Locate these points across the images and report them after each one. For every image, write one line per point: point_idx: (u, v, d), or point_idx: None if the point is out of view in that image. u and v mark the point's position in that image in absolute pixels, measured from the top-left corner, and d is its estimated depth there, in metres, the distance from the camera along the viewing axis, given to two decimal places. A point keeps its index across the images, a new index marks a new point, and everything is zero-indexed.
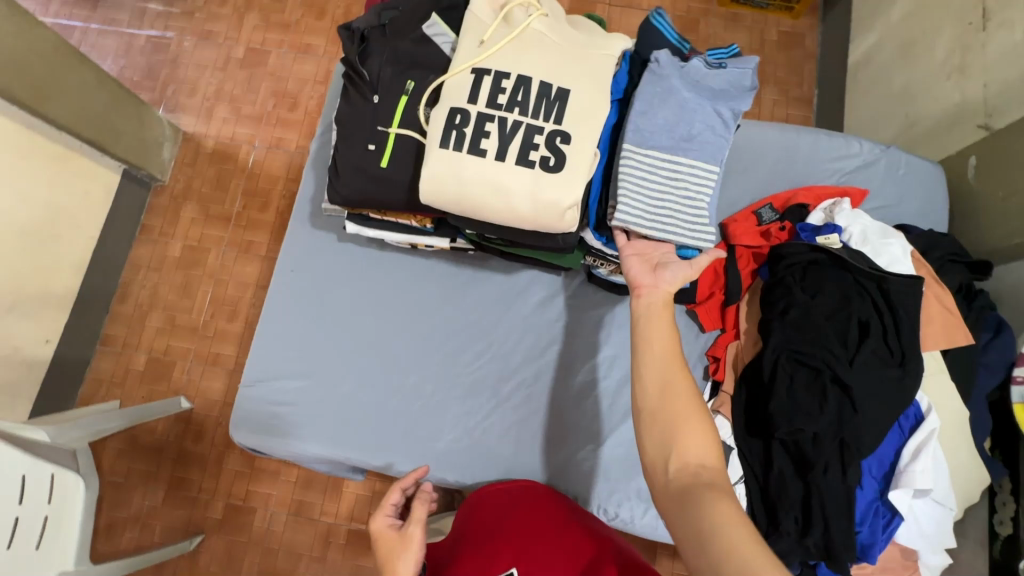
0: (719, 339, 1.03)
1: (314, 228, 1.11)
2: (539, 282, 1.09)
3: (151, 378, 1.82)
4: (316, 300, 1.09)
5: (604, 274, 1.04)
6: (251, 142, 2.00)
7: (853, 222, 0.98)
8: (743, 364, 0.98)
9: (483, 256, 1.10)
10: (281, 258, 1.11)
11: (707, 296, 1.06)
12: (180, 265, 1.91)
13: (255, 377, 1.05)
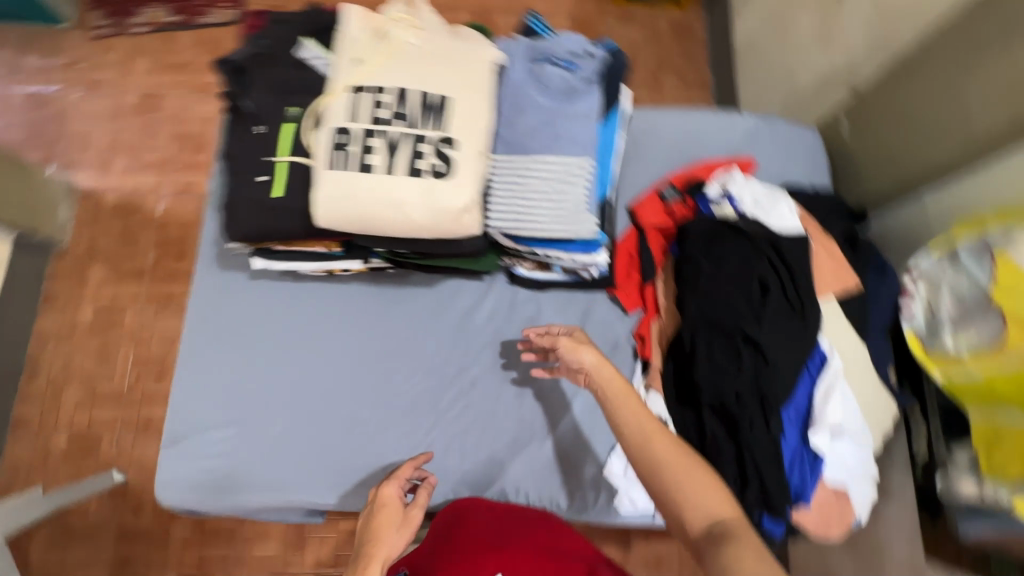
0: (642, 319, 1.07)
1: (222, 269, 1.06)
2: (463, 290, 1.09)
3: (76, 456, 1.69)
4: (233, 344, 1.04)
5: (525, 272, 1.06)
6: (157, 190, 1.91)
7: (744, 190, 1.05)
8: (666, 338, 1.03)
9: (404, 272, 1.09)
10: (191, 304, 1.05)
11: (626, 279, 1.10)
12: (95, 330, 1.78)
13: (177, 434, 0.99)
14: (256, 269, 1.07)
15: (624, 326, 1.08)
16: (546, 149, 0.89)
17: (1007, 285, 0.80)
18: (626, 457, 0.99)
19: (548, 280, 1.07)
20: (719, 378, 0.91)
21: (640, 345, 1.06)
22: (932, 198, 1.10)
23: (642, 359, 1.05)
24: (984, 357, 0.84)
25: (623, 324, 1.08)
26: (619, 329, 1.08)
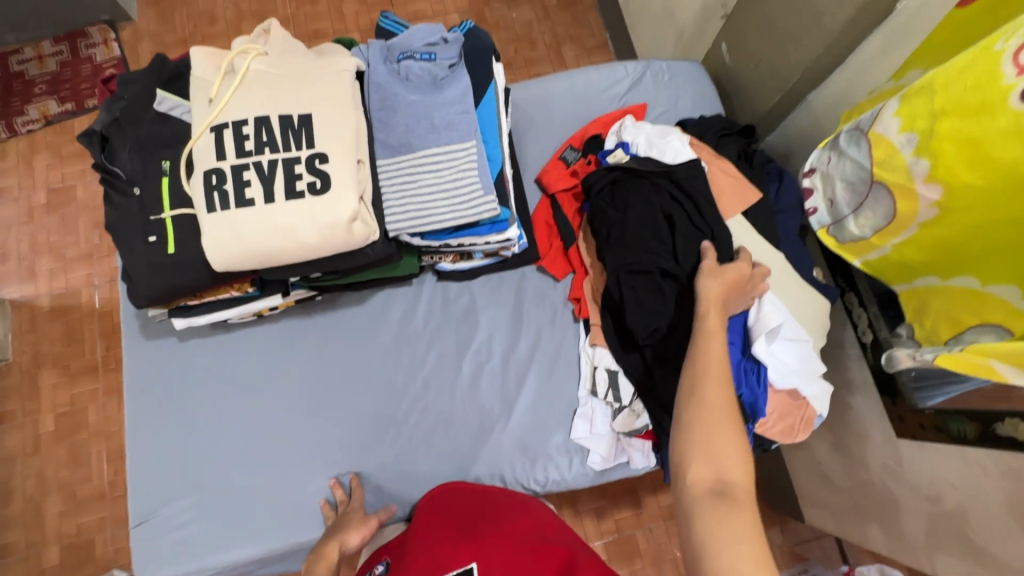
0: (574, 282, 1.08)
1: (150, 338, 1.05)
2: (396, 298, 1.10)
3: (73, 566, 1.66)
4: (182, 410, 1.03)
5: (449, 265, 1.06)
6: (90, 282, 1.86)
7: (637, 134, 1.07)
8: (599, 294, 1.04)
9: (333, 296, 1.09)
10: (128, 382, 1.04)
11: (550, 248, 1.11)
12: (60, 437, 1.75)
13: (143, 513, 0.98)
14: (184, 331, 1.06)
15: (558, 293, 1.10)
16: (427, 142, 0.90)
17: (885, 162, 0.83)
18: (587, 416, 1.02)
19: (473, 267, 1.08)
20: (649, 319, 0.93)
21: (578, 307, 1.07)
22: (815, 97, 1.16)
23: (582, 320, 1.07)
24: (887, 233, 0.89)
25: (557, 291, 1.10)
26: (555, 297, 1.10)
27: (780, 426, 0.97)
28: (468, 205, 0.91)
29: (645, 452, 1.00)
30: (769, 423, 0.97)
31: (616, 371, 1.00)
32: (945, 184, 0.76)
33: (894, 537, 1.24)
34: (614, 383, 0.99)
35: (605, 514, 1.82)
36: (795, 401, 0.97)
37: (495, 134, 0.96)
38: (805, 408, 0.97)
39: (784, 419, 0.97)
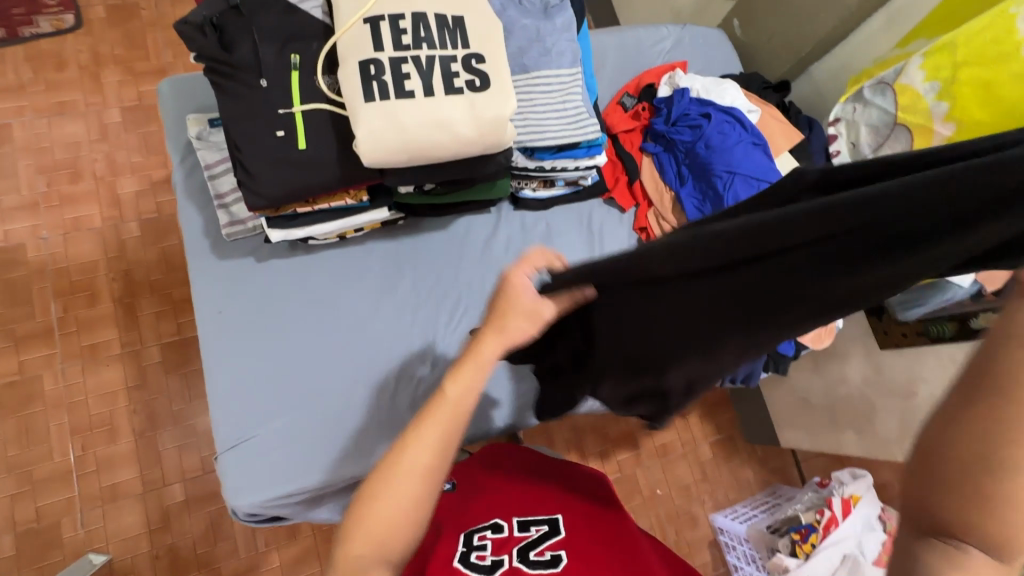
0: (639, 213, 1.19)
1: (223, 260, 1.00)
2: (477, 224, 1.14)
3: (34, 554, 1.52)
4: (264, 331, 0.99)
5: (532, 193, 1.13)
6: (36, 235, 1.72)
7: (693, 81, 1.20)
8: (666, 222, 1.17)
9: (416, 219, 1.11)
10: (200, 303, 0.98)
11: (615, 182, 1.21)
12: (8, 410, 1.59)
13: (231, 440, 0.93)
14: (262, 253, 1.02)
15: (624, 224, 1.20)
16: (542, 64, 0.96)
17: (909, 106, 1.04)
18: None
19: (551, 196, 1.15)
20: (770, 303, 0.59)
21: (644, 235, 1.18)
22: (818, 68, 1.38)
23: None
24: None
25: (623, 223, 1.20)
26: (621, 227, 1.19)
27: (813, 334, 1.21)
28: (580, 126, 0.98)
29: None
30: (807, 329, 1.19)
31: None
32: (959, 121, 0.97)
33: (869, 438, 1.50)
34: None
35: (609, 455, 1.95)
36: None
37: (587, 67, 1.05)
38: None
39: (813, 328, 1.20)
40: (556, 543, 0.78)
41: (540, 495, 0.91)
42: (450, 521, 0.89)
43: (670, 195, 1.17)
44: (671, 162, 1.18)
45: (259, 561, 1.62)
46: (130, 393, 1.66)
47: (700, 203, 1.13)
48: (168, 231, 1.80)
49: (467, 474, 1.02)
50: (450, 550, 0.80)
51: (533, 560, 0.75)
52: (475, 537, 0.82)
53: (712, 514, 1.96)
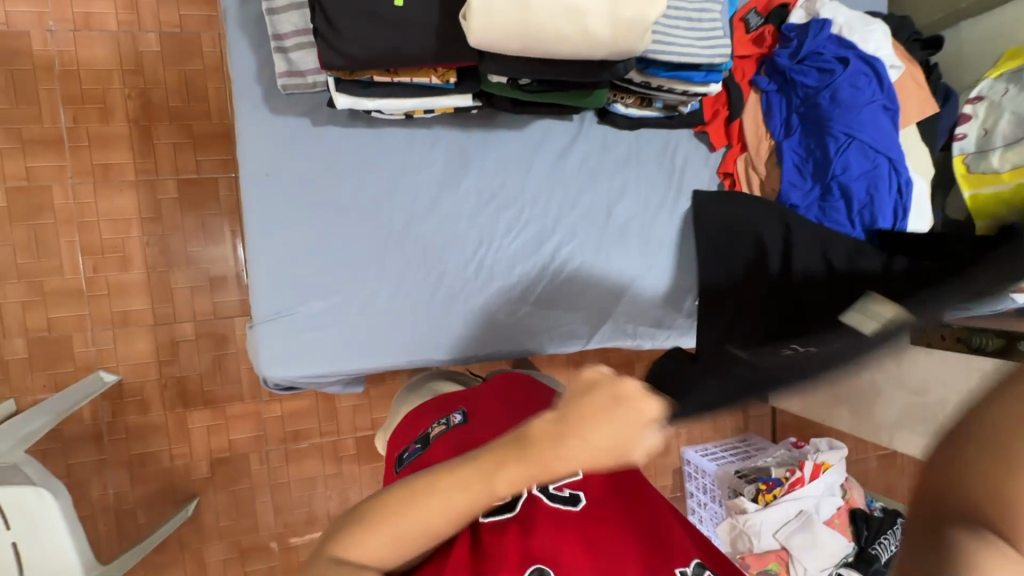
0: (728, 156, 1.15)
1: (280, 115, 0.95)
2: (554, 131, 1.09)
3: (47, 362, 1.55)
4: (306, 199, 0.97)
5: (623, 109, 1.06)
6: (41, 23, 1.52)
7: (836, 13, 1.06)
8: (753, 172, 1.14)
9: (492, 113, 1.06)
10: (246, 162, 0.94)
11: (714, 115, 1.14)
12: (17, 215, 1.52)
13: (268, 314, 0.95)
14: (318, 116, 0.97)
15: (710, 163, 1.16)
16: None
17: None
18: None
19: (642, 117, 1.07)
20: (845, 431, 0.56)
21: (728, 182, 1.17)
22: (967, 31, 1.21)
23: None
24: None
25: (709, 162, 1.17)
26: (706, 166, 1.17)
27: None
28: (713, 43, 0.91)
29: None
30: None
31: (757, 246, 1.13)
32: None
33: (862, 416, 1.57)
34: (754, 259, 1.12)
35: None
36: None
37: None
38: None
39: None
40: (576, 483, 0.78)
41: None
42: (459, 471, 0.76)
43: (769, 144, 1.12)
44: (782, 107, 1.10)
45: (262, 408, 1.71)
46: (144, 223, 1.60)
47: (800, 161, 1.09)
48: (192, 52, 1.61)
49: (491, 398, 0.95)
50: (471, 514, 0.73)
51: (553, 496, 0.75)
52: (497, 502, 0.75)
53: (684, 447, 2.10)
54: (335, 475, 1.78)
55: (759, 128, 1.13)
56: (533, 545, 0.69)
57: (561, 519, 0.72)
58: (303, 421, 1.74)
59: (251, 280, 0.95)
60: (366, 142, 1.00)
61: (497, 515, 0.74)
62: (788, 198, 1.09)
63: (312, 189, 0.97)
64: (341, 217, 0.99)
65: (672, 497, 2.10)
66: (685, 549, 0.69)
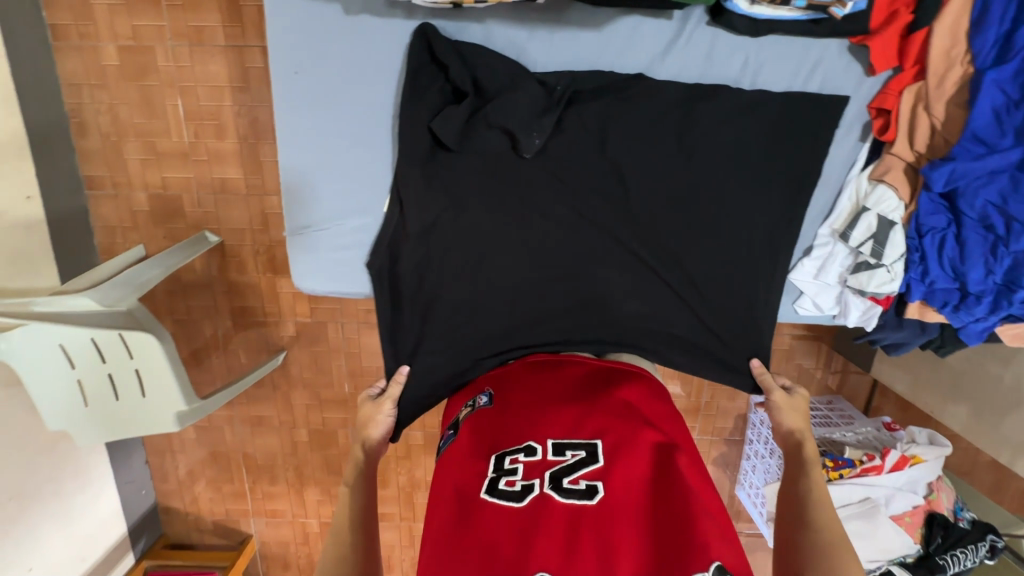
0: (893, 85, 1.00)
1: (311, 2, 0.97)
2: (641, 30, 1.00)
3: (164, 217, 1.75)
4: (335, 103, 1.03)
5: (745, 6, 0.92)
6: None
7: None
8: (915, 114, 0.99)
9: (563, 3, 0.99)
10: (278, 59, 1.00)
11: (887, 20, 0.94)
12: (128, 75, 1.61)
13: (300, 225, 1.09)
14: (351, 4, 0.98)
15: (863, 92, 1.03)
16: None
17: None
18: (831, 256, 1.11)
19: (773, 18, 0.93)
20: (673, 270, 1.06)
21: (881, 122, 1.03)
22: None
23: (875, 139, 1.05)
24: None
25: (862, 91, 1.03)
26: (856, 97, 1.03)
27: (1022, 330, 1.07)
28: None
29: (864, 312, 1.13)
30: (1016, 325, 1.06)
31: (891, 223, 1.03)
32: None
33: (983, 422, 1.31)
34: (880, 238, 1.03)
35: None
36: None
37: None
38: None
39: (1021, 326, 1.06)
40: (594, 473, 0.72)
41: (586, 410, 0.82)
42: (479, 439, 0.82)
43: (965, 71, 0.93)
44: (1004, 16, 0.88)
45: None
46: (234, 92, 1.62)
47: (1005, 105, 0.89)
48: None
49: (510, 387, 0.92)
50: (481, 472, 0.76)
51: (567, 490, 0.71)
52: (507, 459, 0.76)
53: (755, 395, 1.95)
54: None
55: (955, 47, 0.93)
56: (539, 546, 0.64)
57: (573, 514, 0.68)
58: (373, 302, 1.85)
59: (283, 191, 1.08)
60: (394, 36, 1.00)
61: (504, 506, 0.70)
62: (968, 158, 0.93)
63: (340, 94, 1.02)
64: (366, 122, 1.04)
65: (728, 439, 2.03)
66: (704, 551, 0.61)
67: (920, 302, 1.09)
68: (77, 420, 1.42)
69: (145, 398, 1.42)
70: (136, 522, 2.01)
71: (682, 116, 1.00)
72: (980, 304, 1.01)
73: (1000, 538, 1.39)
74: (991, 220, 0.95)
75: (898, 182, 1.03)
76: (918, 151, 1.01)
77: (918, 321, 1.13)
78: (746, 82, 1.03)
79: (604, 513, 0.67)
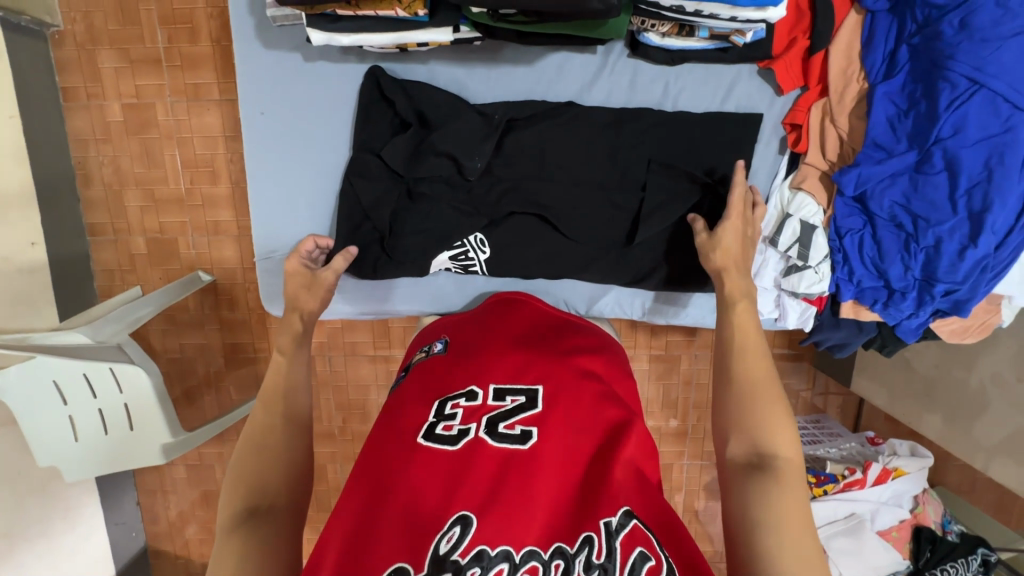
0: (802, 101, 1.08)
1: (276, 49, 1.09)
2: (570, 63, 1.09)
3: (160, 259, 1.84)
4: (298, 138, 1.13)
5: (657, 38, 1.01)
6: None
7: None
8: (825, 128, 1.07)
9: (499, 44, 1.09)
10: (246, 99, 1.11)
11: (788, 45, 1.03)
12: (130, 129, 1.75)
13: (266, 250, 1.17)
14: (309, 52, 1.09)
15: (776, 110, 1.10)
16: None
17: None
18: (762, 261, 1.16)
19: (684, 48, 1.02)
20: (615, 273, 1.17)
21: (794, 136, 1.10)
22: None
23: (792, 152, 1.12)
24: None
25: (775, 108, 1.10)
26: (770, 114, 1.11)
27: (957, 325, 1.12)
28: None
29: (801, 314, 1.17)
30: (949, 320, 1.10)
31: (813, 226, 1.10)
32: None
33: (956, 429, 1.34)
34: (805, 240, 1.10)
35: (660, 333, 1.89)
36: (990, 304, 1.10)
37: None
38: (995, 310, 1.10)
39: (954, 321, 1.11)
40: (530, 419, 0.78)
41: (527, 362, 0.88)
42: (425, 385, 0.88)
43: (861, 86, 1.03)
44: (888, 38, 1.00)
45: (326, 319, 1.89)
46: (227, 141, 1.74)
47: (896, 115, 1.00)
48: None
49: (459, 338, 0.99)
50: (422, 415, 0.82)
51: (502, 435, 0.77)
52: (448, 405, 0.82)
53: None
54: (386, 385, 1.95)
55: (850, 66, 1.04)
56: (467, 487, 0.71)
57: (505, 456, 0.74)
58: (359, 334, 1.91)
59: (252, 219, 1.16)
60: (349, 76, 1.10)
61: (440, 448, 0.76)
62: (874, 162, 1.02)
63: (302, 129, 1.12)
64: (325, 153, 1.14)
65: None
66: (616, 496, 0.69)
67: (853, 302, 1.13)
68: (67, 456, 1.46)
69: (133, 431, 1.47)
70: (125, 566, 2.00)
71: (618, 144, 1.10)
72: (906, 300, 1.06)
73: (992, 552, 1.35)
74: (899, 219, 1.02)
75: (816, 191, 1.11)
76: (830, 160, 1.09)
77: (854, 321, 1.18)
78: (668, 105, 1.11)
79: (533, 457, 0.74)
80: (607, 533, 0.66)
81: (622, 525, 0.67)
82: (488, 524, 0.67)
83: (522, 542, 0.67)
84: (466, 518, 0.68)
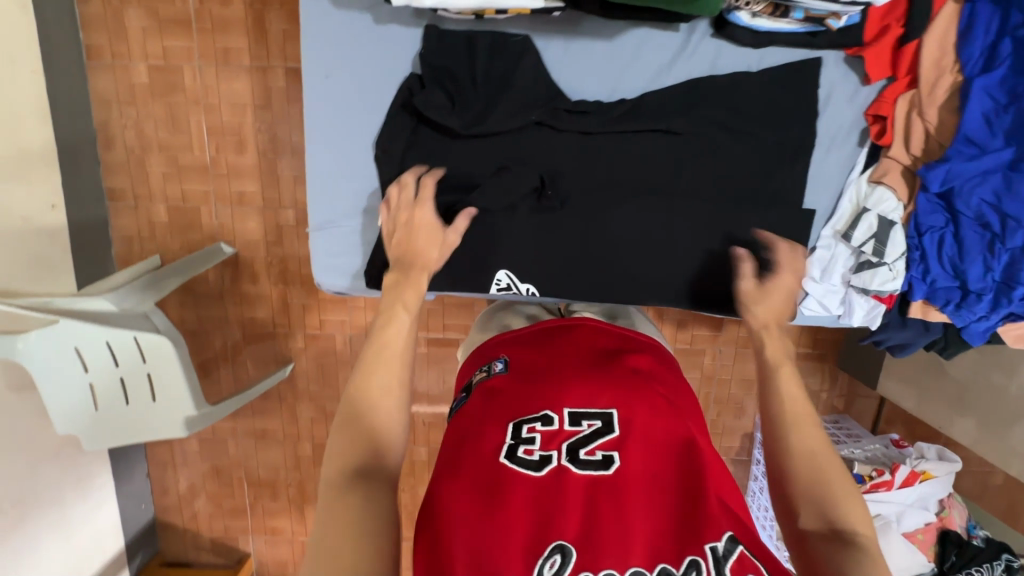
0: (889, 90, 1.08)
1: (345, 11, 1.09)
2: (651, 40, 1.09)
3: (182, 228, 1.79)
4: (361, 103, 1.12)
5: (746, 18, 1.03)
6: None
7: None
8: (907, 120, 1.08)
9: (577, 16, 1.09)
10: (309, 64, 1.11)
11: (881, 35, 1.04)
12: (156, 92, 1.69)
13: (318, 221, 1.17)
14: (380, 13, 1.09)
15: (857, 100, 1.11)
16: None
17: None
18: (834, 254, 1.17)
19: (772, 30, 1.04)
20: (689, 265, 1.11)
21: (878, 128, 1.11)
22: None
23: (874, 144, 1.12)
24: None
25: (857, 98, 1.11)
26: (854, 102, 1.11)
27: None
28: None
29: (867, 311, 1.17)
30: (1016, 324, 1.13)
31: (891, 222, 1.10)
32: None
33: (989, 434, 1.38)
34: (881, 237, 1.10)
35: (685, 327, 1.88)
36: None
37: None
38: None
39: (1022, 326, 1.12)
40: (610, 443, 0.76)
41: (601, 379, 0.84)
42: (494, 403, 0.84)
43: (955, 79, 1.03)
44: (988, 30, 0.99)
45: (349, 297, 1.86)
46: (257, 110, 1.69)
47: (994, 110, 1.00)
48: None
49: (520, 351, 0.93)
50: (498, 438, 0.78)
51: (585, 461, 0.75)
52: (524, 427, 0.79)
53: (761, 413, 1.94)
54: None
55: (943, 58, 1.03)
56: (562, 514, 0.70)
57: (593, 484, 0.73)
58: None
59: (308, 189, 1.16)
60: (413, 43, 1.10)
61: (524, 474, 0.74)
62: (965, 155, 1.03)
63: (365, 94, 1.12)
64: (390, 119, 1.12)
65: (735, 459, 2.01)
66: (716, 522, 0.68)
67: (924, 302, 1.16)
68: (86, 428, 1.41)
69: (156, 402, 1.44)
70: (135, 537, 1.98)
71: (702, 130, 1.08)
72: (981, 302, 1.08)
73: (1016, 558, 1.35)
74: (987, 218, 1.04)
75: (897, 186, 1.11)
76: (914, 155, 1.09)
77: (921, 321, 1.21)
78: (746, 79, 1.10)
79: (620, 482, 0.72)
80: (715, 558, 0.66)
81: (730, 551, 0.66)
82: (590, 554, 0.66)
83: (625, 564, 0.66)
84: (566, 546, 0.67)
